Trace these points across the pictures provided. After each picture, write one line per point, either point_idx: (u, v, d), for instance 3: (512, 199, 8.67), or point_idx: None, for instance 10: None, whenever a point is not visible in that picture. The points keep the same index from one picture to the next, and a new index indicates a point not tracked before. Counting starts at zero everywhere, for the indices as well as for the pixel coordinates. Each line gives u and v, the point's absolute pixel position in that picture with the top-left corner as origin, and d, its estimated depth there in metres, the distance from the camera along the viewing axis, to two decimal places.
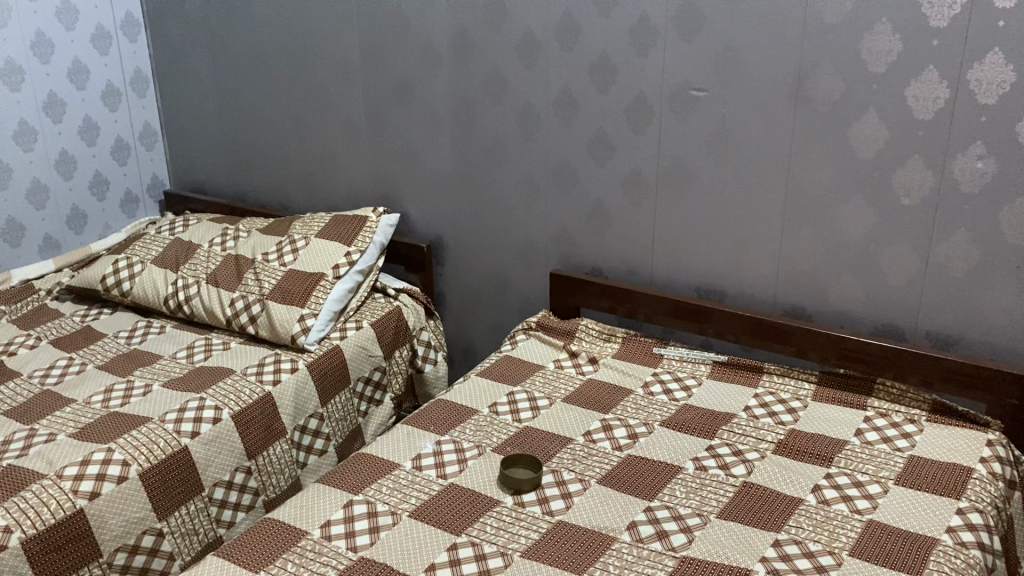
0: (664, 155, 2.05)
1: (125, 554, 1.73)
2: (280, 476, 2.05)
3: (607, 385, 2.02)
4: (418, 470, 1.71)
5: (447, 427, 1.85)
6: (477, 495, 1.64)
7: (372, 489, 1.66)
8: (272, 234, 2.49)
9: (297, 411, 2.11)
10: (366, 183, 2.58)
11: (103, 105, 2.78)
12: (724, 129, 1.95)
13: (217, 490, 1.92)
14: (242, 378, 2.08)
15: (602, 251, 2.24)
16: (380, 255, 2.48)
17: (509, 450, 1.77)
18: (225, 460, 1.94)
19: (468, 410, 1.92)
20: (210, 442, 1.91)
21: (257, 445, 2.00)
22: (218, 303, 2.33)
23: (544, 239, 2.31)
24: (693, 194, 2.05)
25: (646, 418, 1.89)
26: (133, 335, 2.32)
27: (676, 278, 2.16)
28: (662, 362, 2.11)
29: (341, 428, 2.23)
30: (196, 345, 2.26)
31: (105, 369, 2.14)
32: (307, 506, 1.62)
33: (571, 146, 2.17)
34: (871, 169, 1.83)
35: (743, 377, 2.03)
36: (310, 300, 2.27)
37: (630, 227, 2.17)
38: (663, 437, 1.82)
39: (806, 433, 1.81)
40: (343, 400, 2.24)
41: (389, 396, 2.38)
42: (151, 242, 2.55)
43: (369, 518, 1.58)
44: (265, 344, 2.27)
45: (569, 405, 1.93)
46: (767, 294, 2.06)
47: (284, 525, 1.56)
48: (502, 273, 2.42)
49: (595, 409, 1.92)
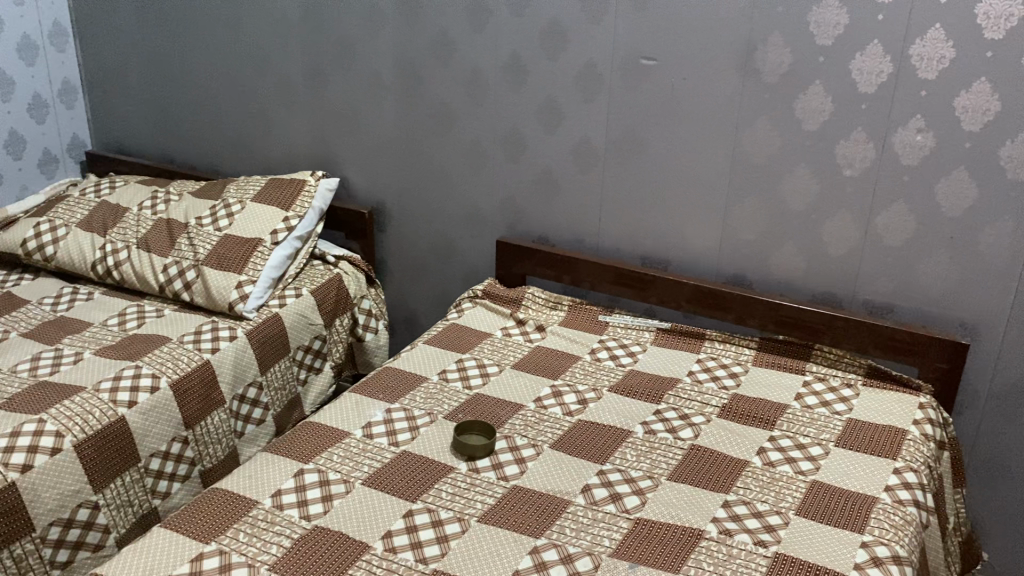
0: (613, 124, 2.05)
1: (59, 528, 1.67)
2: (216, 446, 2.00)
3: (555, 352, 2.02)
4: (370, 439, 1.69)
5: (397, 396, 1.83)
6: (433, 463, 1.63)
7: (323, 457, 1.63)
8: (205, 197, 2.40)
9: (236, 379, 2.06)
10: (304, 147, 2.51)
11: (19, 58, 2.62)
12: (673, 98, 1.97)
13: (155, 461, 1.86)
14: (179, 347, 2.01)
15: (548, 218, 2.23)
16: (319, 221, 2.42)
17: (461, 417, 1.76)
18: (163, 430, 1.87)
19: (419, 377, 1.90)
20: (148, 412, 1.84)
21: (196, 414, 1.95)
22: (150, 268, 2.24)
23: (490, 206, 2.29)
24: (641, 162, 2.06)
25: (594, 384, 1.90)
26: (59, 300, 2.21)
27: (621, 247, 2.18)
28: (607, 329, 2.13)
29: (279, 397, 2.18)
30: (128, 312, 2.16)
31: (30, 337, 2.04)
32: (257, 474, 1.58)
33: (519, 112, 2.15)
34: (815, 140, 1.87)
35: (686, 344, 2.07)
36: (248, 267, 2.20)
37: (577, 195, 2.17)
38: (612, 402, 1.84)
39: (750, 398, 1.86)
40: (282, 369, 2.19)
41: (328, 364, 2.34)
42: (75, 204, 2.43)
43: (321, 487, 1.55)
44: (202, 311, 2.19)
45: (518, 372, 1.93)
46: (710, 261, 2.09)
47: (234, 494, 1.53)
48: (446, 241, 2.40)
49: (544, 375, 1.92)
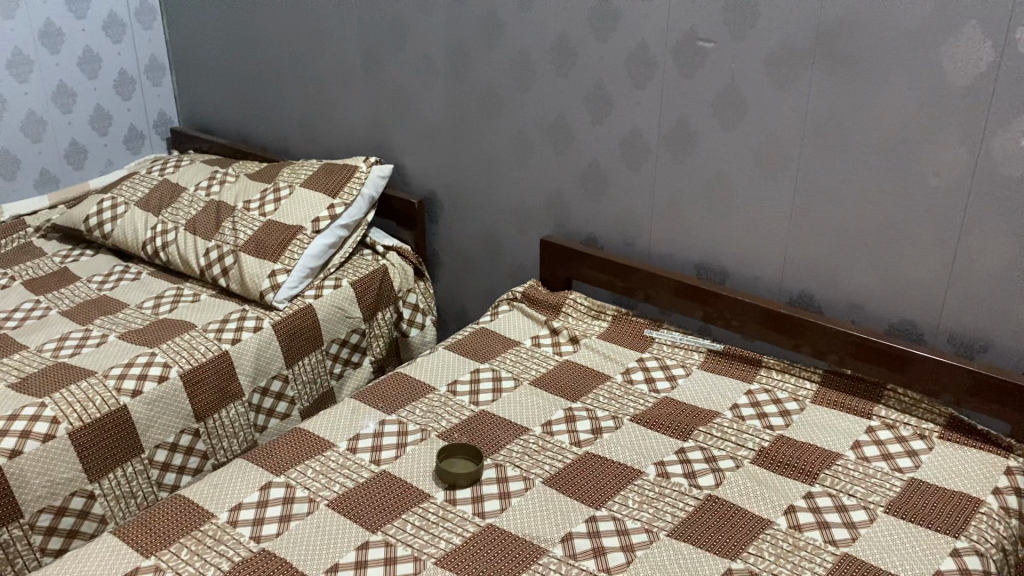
0: (665, 115, 1.81)
1: (50, 516, 1.65)
2: (231, 440, 1.95)
3: (583, 370, 1.82)
4: (352, 454, 1.56)
5: (396, 407, 1.69)
6: (410, 490, 1.48)
7: (296, 471, 1.52)
8: (259, 180, 2.35)
9: (257, 372, 1.99)
10: (362, 131, 2.41)
11: (105, 36, 2.67)
12: (732, 88, 1.70)
13: (161, 453, 1.82)
14: (200, 336, 1.96)
15: (597, 218, 2.02)
16: (370, 209, 2.31)
17: (456, 437, 1.60)
18: (170, 421, 1.84)
19: (426, 387, 1.76)
20: (153, 402, 1.80)
21: (208, 407, 1.90)
22: (193, 251, 2.21)
23: (538, 201, 2.11)
24: (696, 160, 1.81)
25: (616, 411, 1.69)
26: (107, 279, 2.23)
27: (675, 254, 1.94)
28: (651, 346, 1.90)
29: (308, 391, 2.10)
30: (166, 295, 2.14)
31: (67, 316, 2.05)
32: (224, 485, 1.49)
33: (568, 99, 1.94)
34: (895, 141, 1.56)
35: (738, 369, 1.81)
36: (284, 255, 2.12)
37: (628, 193, 1.95)
38: (630, 434, 1.62)
39: (795, 442, 1.59)
40: (313, 363, 2.11)
41: (367, 359, 2.24)
42: (139, 182, 2.44)
43: (283, 505, 1.44)
44: (237, 298, 2.14)
45: (534, 391, 1.75)
46: (773, 276, 1.82)
47: (194, 503, 1.45)
48: (496, 236, 2.24)
49: (563, 396, 1.73)
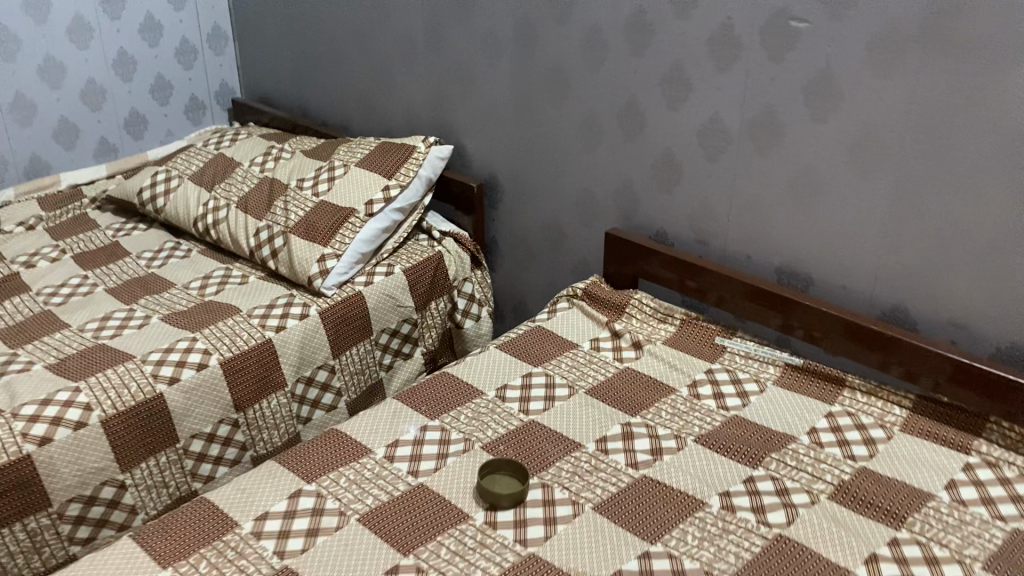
0: (750, 103, 1.63)
1: (79, 505, 1.60)
2: (271, 432, 1.86)
3: (645, 381, 1.67)
4: (388, 463, 1.45)
5: (440, 412, 1.57)
6: (448, 509, 1.36)
7: (328, 479, 1.42)
8: (314, 158, 2.25)
9: (301, 361, 1.89)
10: (423, 108, 2.29)
11: (167, 2, 2.59)
12: (828, 74, 1.51)
13: (196, 443, 1.75)
14: (243, 322, 1.88)
15: (669, 212, 1.86)
16: (427, 191, 2.19)
17: (501, 450, 1.48)
18: (208, 410, 1.76)
19: (474, 391, 1.63)
20: (190, 391, 1.73)
21: (248, 397, 1.81)
22: (243, 231, 2.12)
23: (606, 191, 1.95)
24: (782, 154, 1.63)
25: (679, 429, 1.54)
26: (156, 256, 2.17)
27: (753, 256, 1.77)
28: (722, 356, 1.74)
29: (355, 383, 2.00)
30: (213, 276, 2.07)
31: (113, 293, 1.99)
32: (251, 491, 1.40)
33: (642, 81, 1.78)
34: (1017, 141, 1.35)
35: (818, 388, 1.64)
36: (335, 239, 2.01)
37: (704, 187, 1.78)
38: (693, 458, 1.47)
39: (880, 478, 1.42)
40: (361, 353, 2.00)
41: (419, 350, 2.13)
42: (194, 156, 2.37)
43: (310, 517, 1.34)
44: (285, 282, 2.04)
45: (590, 402, 1.60)
46: (862, 286, 1.63)
47: (218, 509, 1.36)
48: (559, 226, 2.09)
49: (621, 409, 1.59)
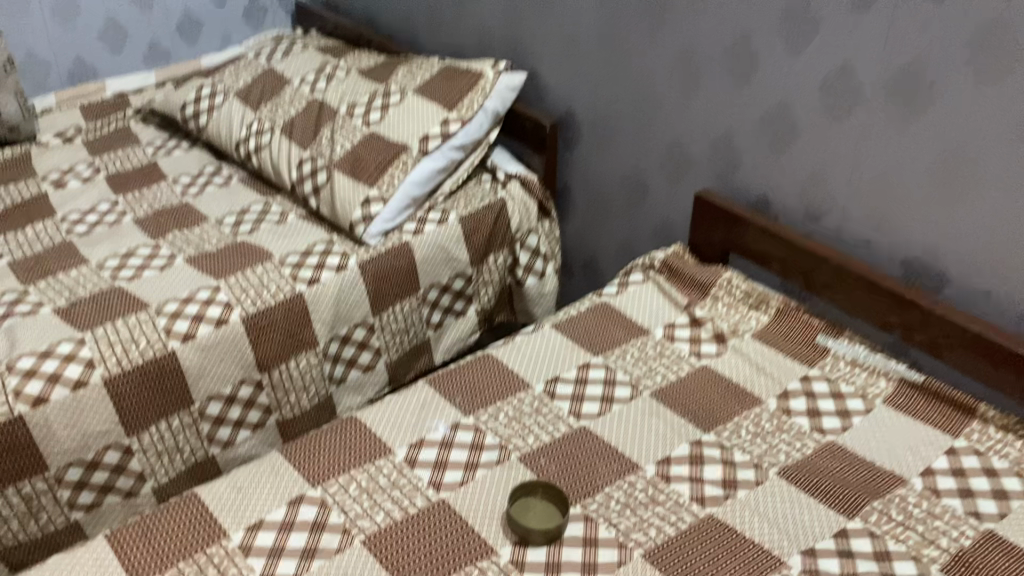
0: (893, 53, 1.28)
1: (80, 471, 1.45)
2: (300, 395, 1.67)
3: (723, 388, 1.40)
4: (408, 470, 1.24)
5: (475, 408, 1.35)
6: (469, 543, 1.14)
7: (336, 484, 1.22)
8: (370, 80, 1.99)
9: (335, 320, 1.68)
10: (497, 27, 1.98)
11: None
12: (1005, 25, 1.15)
13: (214, 405, 1.58)
14: (273, 271, 1.66)
15: (775, 177, 1.54)
16: (493, 127, 1.92)
17: (541, 464, 1.25)
18: (227, 370, 1.57)
19: (518, 383, 1.39)
20: (207, 350, 1.54)
21: (274, 357, 1.62)
22: (285, 161, 1.89)
23: (701, 144, 1.63)
24: (928, 122, 1.28)
25: (760, 456, 1.28)
26: (193, 182, 1.97)
27: (876, 242, 1.44)
28: (821, 360, 1.45)
29: (397, 343, 1.79)
30: (250, 210, 1.86)
31: (140, 225, 1.81)
32: (247, 492, 1.21)
33: (757, 15, 1.43)
34: None
35: (939, 414, 1.34)
36: (383, 180, 1.77)
37: (822, 153, 1.44)
38: (773, 498, 1.21)
39: (1011, 549, 1.13)
40: (406, 311, 1.78)
41: (472, 308, 1.90)
42: (243, 68, 2.14)
43: (309, 534, 1.15)
44: (327, 224, 1.82)
45: (654, 410, 1.35)
46: (1014, 296, 1.30)
47: (207, 512, 1.18)
48: (643, 178, 1.79)
49: (690, 420, 1.34)
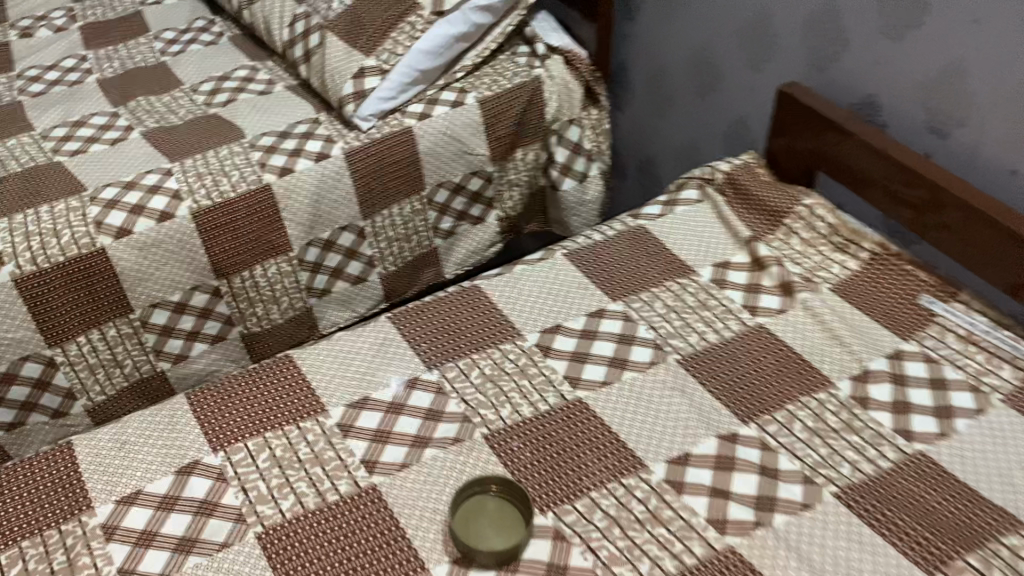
0: None
1: None
2: (268, 306, 1.40)
3: (779, 362, 1.04)
4: (338, 440, 0.95)
5: (442, 359, 1.04)
6: (392, 557, 0.85)
7: (244, 451, 0.94)
8: None
9: (313, 220, 1.37)
10: None
11: None
12: None
13: (159, 314, 1.31)
14: (240, 155, 1.35)
15: (890, 70, 1.11)
16: None
17: (514, 447, 0.95)
18: (175, 274, 1.30)
19: (506, 330, 1.09)
20: (147, 249, 1.26)
21: (235, 262, 1.33)
22: (278, 18, 1.55)
23: (794, 18, 1.21)
24: None
25: (814, 465, 0.93)
26: (178, 39, 1.65)
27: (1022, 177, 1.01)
28: (922, 330, 1.06)
29: (395, 252, 1.48)
30: (232, 77, 1.54)
31: (102, 88, 1.52)
32: (131, 449, 0.94)
33: None
34: None
35: None
36: (384, 46, 1.42)
37: (961, 39, 1.01)
38: (823, 532, 0.87)
39: None
40: (406, 212, 1.46)
41: (494, 214, 1.56)
42: None
43: (193, 518, 0.88)
44: (318, 99, 1.49)
45: (677, 388, 1.01)
46: None
47: (75, 473, 0.92)
48: (716, 62, 1.38)
49: (725, 400, 1.00)
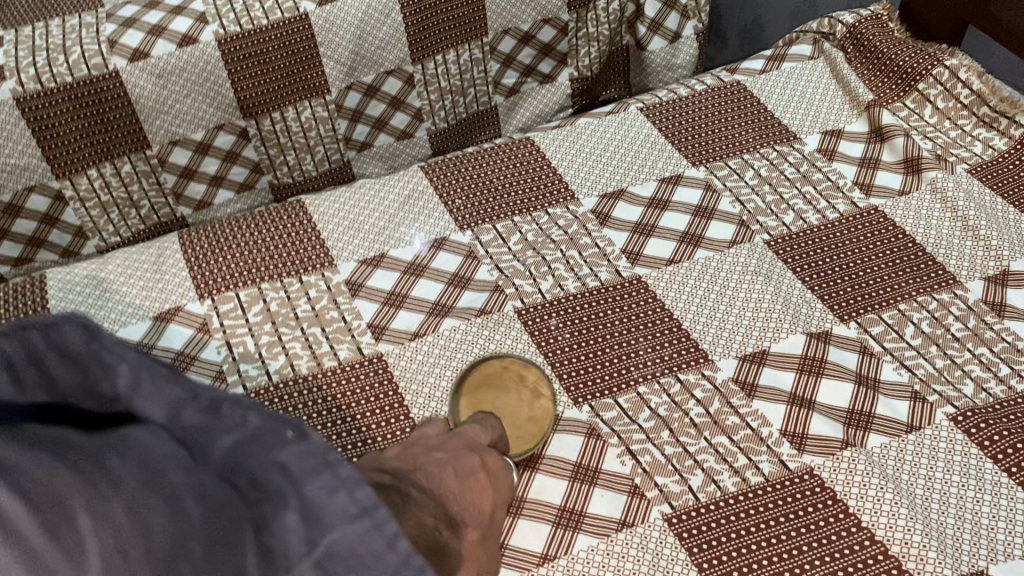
0: None
1: None
2: (304, 157, 1.24)
3: (892, 252, 0.83)
4: (343, 299, 0.81)
5: (477, 219, 0.88)
6: (391, 438, 0.71)
7: (234, 301, 0.80)
8: None
9: (356, 60, 1.19)
10: None
11: None
12: None
13: (179, 154, 1.16)
14: None
15: None
16: None
17: (551, 325, 0.78)
18: (196, 108, 1.14)
19: (559, 190, 0.91)
20: (166, 77, 1.10)
21: (264, 99, 1.16)
22: None
23: None
24: None
25: (925, 378, 0.73)
26: None
27: None
28: None
29: (448, 107, 1.29)
30: None
31: None
32: (108, 289, 0.81)
33: None
34: None
35: None
36: None
37: None
38: (929, 459, 0.68)
39: None
40: (464, 61, 1.26)
41: (566, 73, 1.35)
42: None
43: None
44: None
45: (759, 272, 0.82)
46: None
47: (42, 307, 0.79)
48: None
49: (818, 291, 0.80)
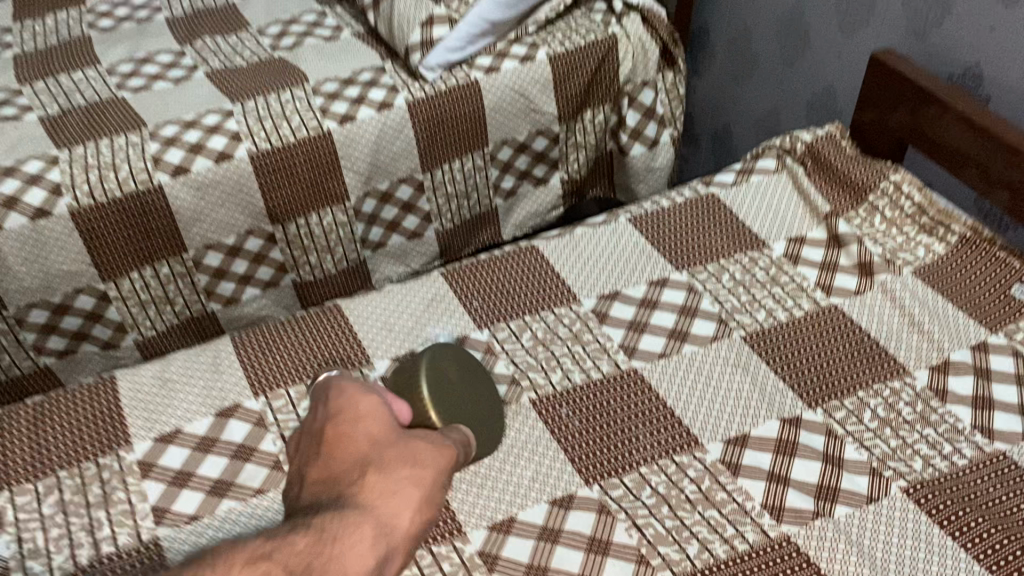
0: None
1: (46, 314, 1.21)
2: (324, 256, 1.37)
3: (850, 345, 0.97)
4: None
5: (492, 319, 1.01)
6: None
7: (284, 398, 0.92)
8: None
9: (372, 170, 1.33)
10: None
11: None
12: None
13: (213, 257, 1.29)
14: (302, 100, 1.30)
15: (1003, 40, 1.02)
16: None
17: (562, 413, 0.91)
18: (230, 216, 1.27)
19: (562, 293, 1.04)
20: (205, 190, 1.23)
21: (290, 207, 1.29)
22: None
23: None
24: None
25: (881, 455, 0.87)
26: None
27: None
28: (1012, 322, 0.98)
29: (453, 209, 1.43)
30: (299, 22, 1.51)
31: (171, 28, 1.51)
32: (172, 388, 0.93)
33: None
34: None
35: None
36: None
37: None
38: (888, 526, 0.81)
39: None
40: (468, 169, 1.40)
41: (558, 176, 1.51)
42: None
43: (229, 461, 0.86)
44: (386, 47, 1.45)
45: (739, 364, 0.96)
46: None
47: (115, 406, 0.91)
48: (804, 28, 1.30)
49: (789, 380, 0.94)
